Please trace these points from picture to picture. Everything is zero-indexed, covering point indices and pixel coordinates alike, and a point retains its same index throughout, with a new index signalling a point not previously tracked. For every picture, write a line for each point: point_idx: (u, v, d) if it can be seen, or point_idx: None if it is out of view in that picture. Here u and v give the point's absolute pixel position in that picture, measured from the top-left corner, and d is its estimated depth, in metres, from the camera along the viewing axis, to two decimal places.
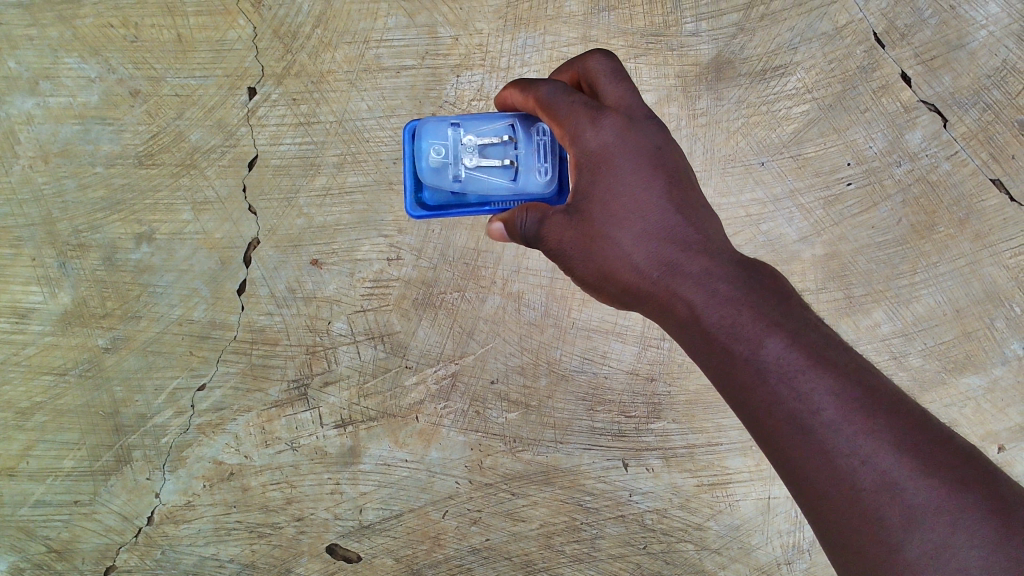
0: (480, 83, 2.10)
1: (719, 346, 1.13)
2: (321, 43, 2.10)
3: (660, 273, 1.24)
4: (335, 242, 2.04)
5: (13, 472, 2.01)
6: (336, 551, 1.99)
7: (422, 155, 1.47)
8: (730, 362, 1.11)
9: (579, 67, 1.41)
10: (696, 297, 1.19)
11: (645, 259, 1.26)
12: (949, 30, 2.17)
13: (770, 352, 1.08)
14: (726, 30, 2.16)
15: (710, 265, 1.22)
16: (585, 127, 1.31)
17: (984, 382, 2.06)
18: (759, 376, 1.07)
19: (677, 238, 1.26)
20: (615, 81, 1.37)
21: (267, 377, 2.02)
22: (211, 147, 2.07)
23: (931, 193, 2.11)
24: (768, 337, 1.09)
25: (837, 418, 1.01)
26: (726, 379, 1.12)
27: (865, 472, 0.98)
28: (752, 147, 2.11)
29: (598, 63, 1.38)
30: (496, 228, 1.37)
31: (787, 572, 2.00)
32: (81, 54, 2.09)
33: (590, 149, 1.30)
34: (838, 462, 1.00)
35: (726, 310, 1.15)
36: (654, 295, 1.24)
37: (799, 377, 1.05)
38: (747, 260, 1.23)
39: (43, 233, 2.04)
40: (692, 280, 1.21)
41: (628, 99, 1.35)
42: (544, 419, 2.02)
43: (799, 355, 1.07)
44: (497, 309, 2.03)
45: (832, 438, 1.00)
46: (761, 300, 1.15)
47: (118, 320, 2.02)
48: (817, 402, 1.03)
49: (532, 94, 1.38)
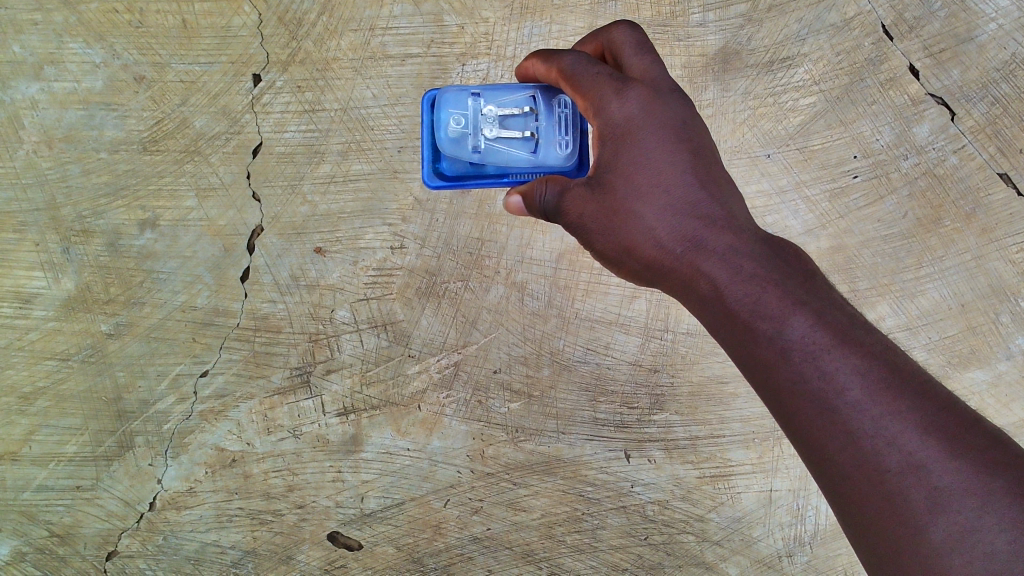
0: (485, 72, 2.09)
1: (742, 324, 1.14)
2: (326, 30, 2.10)
3: (683, 248, 1.24)
4: (339, 230, 2.04)
5: (16, 457, 2.01)
6: (337, 539, 1.99)
7: (441, 124, 1.49)
8: (754, 339, 1.12)
9: (603, 39, 1.42)
10: (719, 274, 1.19)
11: (668, 235, 1.26)
12: (958, 23, 2.16)
13: (795, 331, 1.08)
14: (733, 21, 2.15)
15: (735, 242, 1.22)
16: (609, 100, 1.31)
17: (988, 377, 2.06)
18: (782, 353, 1.08)
19: (702, 214, 1.26)
20: (640, 52, 1.37)
21: (270, 365, 2.01)
22: (215, 134, 2.06)
23: (937, 186, 2.10)
24: (794, 314, 1.10)
25: (861, 398, 1.02)
26: (748, 356, 1.13)
27: (891, 453, 0.99)
28: (758, 138, 2.10)
29: (623, 34, 1.39)
30: (514, 202, 1.39)
31: (788, 565, 2.00)
32: (85, 39, 2.09)
33: (615, 121, 1.30)
34: (863, 442, 1.00)
35: (750, 287, 1.15)
36: (676, 271, 1.25)
37: (823, 356, 1.06)
38: (773, 239, 1.23)
39: (47, 218, 2.04)
40: (716, 256, 1.21)
41: (654, 72, 1.35)
42: (546, 409, 2.02)
43: (825, 334, 1.07)
44: (500, 299, 2.02)
45: (856, 417, 1.02)
46: (786, 279, 1.15)
47: (122, 306, 2.02)
48: (841, 381, 1.03)
49: (555, 65, 1.39)
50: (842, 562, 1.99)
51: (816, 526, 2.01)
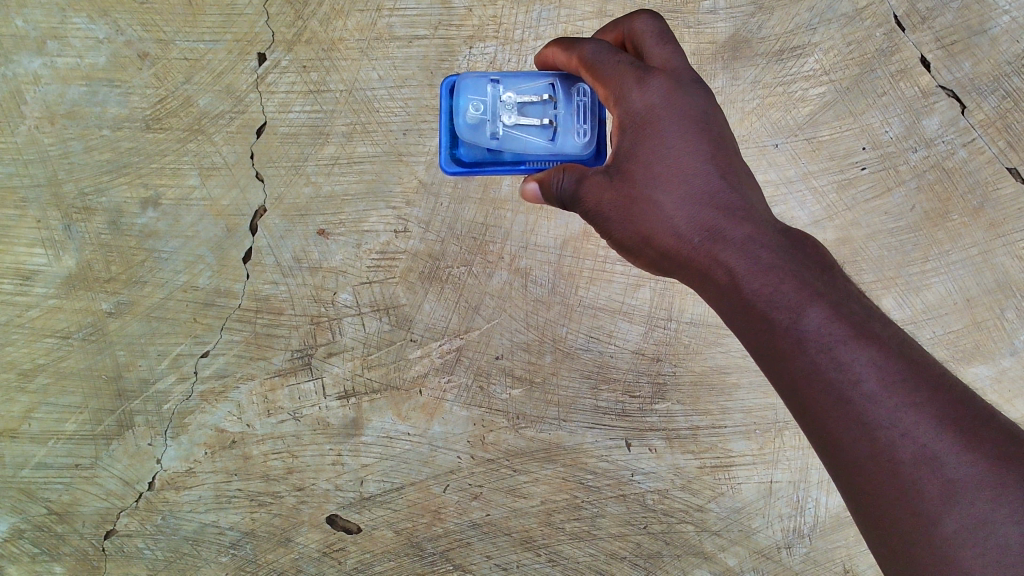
0: (493, 55, 2.07)
1: (759, 314, 1.12)
2: (332, 10, 2.08)
3: (702, 237, 1.22)
4: (343, 213, 2.02)
5: (15, 434, 2.00)
6: (336, 522, 1.98)
7: (460, 111, 1.47)
8: (770, 330, 1.10)
9: (625, 28, 1.40)
10: (737, 263, 1.17)
11: (687, 223, 1.24)
12: (971, 14, 2.14)
13: (812, 322, 1.07)
14: (743, 9, 2.13)
15: (754, 232, 1.21)
16: (630, 88, 1.30)
17: (991, 373, 2.05)
18: (799, 345, 1.07)
19: (720, 204, 1.24)
20: (661, 42, 1.36)
21: (271, 346, 2.00)
22: (219, 113, 2.04)
23: (946, 180, 2.09)
24: (811, 305, 1.09)
25: (876, 389, 1.01)
26: (764, 348, 1.11)
27: (905, 445, 0.98)
28: (767, 128, 2.08)
29: (645, 24, 1.37)
30: (531, 188, 1.38)
31: (787, 556, 1.99)
32: (89, 14, 2.07)
33: (635, 109, 1.29)
34: (878, 434, 1.00)
35: (767, 277, 1.14)
36: (693, 261, 1.23)
37: (840, 347, 1.05)
38: (790, 231, 1.22)
39: (48, 195, 2.03)
40: (734, 246, 1.19)
41: (674, 62, 1.34)
42: (548, 396, 2.01)
43: (841, 326, 1.06)
44: (504, 285, 2.01)
45: (870, 409, 1.01)
46: (804, 270, 1.14)
47: (123, 285, 2.01)
48: (858, 373, 1.02)
49: (576, 53, 1.38)
50: (841, 555, 1.99)
51: (816, 518, 2.00)
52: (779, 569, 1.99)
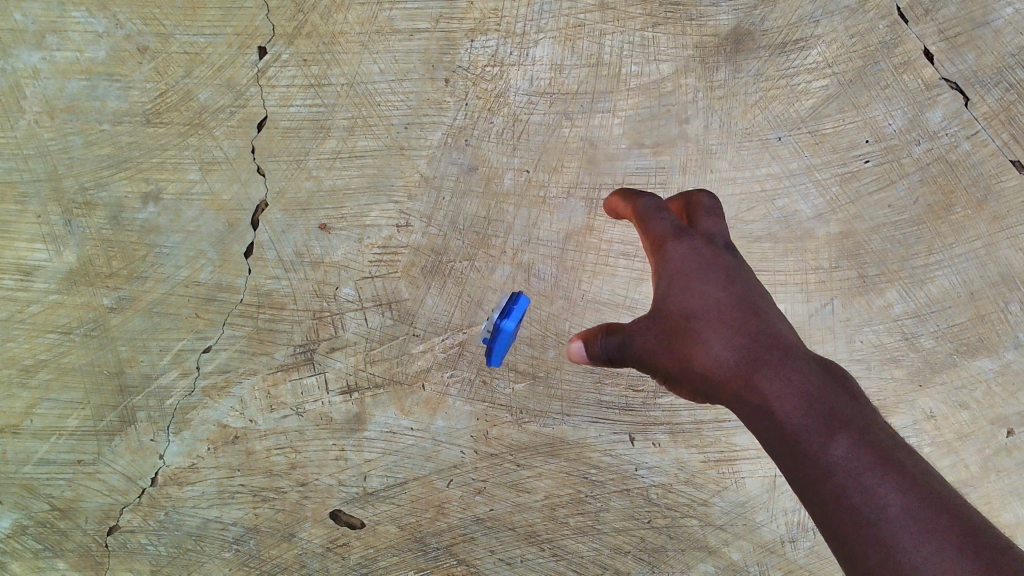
0: (494, 49, 2.05)
1: (792, 442, 1.22)
2: (333, 3, 2.05)
3: (738, 368, 1.31)
4: (345, 207, 2.01)
5: (17, 430, 2.00)
6: (339, 517, 1.98)
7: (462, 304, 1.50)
8: (801, 457, 1.20)
9: (686, 199, 1.55)
10: (774, 391, 1.26)
11: (728, 359, 1.32)
12: (974, 6, 2.11)
13: (838, 449, 1.18)
14: (746, 1, 2.10)
15: (789, 362, 1.30)
16: (682, 240, 1.44)
17: (996, 365, 2.05)
18: (825, 474, 1.17)
19: (750, 331, 1.34)
20: (713, 217, 1.50)
21: (273, 341, 2.00)
22: (220, 107, 2.03)
23: (949, 172, 2.07)
24: (835, 436, 1.19)
25: (899, 514, 1.10)
26: (796, 475, 1.21)
27: (929, 566, 1.05)
28: (769, 121, 2.07)
29: (705, 200, 1.52)
30: (576, 346, 1.46)
31: (792, 550, 2.00)
32: (88, 8, 2.05)
33: (680, 255, 1.43)
34: (899, 557, 1.07)
35: (799, 406, 1.24)
36: (731, 389, 1.30)
37: (862, 473, 1.15)
38: (819, 363, 1.32)
39: (48, 189, 2.02)
40: (773, 374, 1.28)
41: (721, 231, 1.48)
42: (551, 390, 2.01)
43: (864, 452, 1.17)
44: (506, 279, 2.01)
45: (890, 530, 1.09)
46: (831, 396, 1.24)
47: (124, 280, 2.00)
48: (883, 498, 1.12)
49: (630, 204, 1.56)
50: None
51: None
52: (784, 563, 1.99)
